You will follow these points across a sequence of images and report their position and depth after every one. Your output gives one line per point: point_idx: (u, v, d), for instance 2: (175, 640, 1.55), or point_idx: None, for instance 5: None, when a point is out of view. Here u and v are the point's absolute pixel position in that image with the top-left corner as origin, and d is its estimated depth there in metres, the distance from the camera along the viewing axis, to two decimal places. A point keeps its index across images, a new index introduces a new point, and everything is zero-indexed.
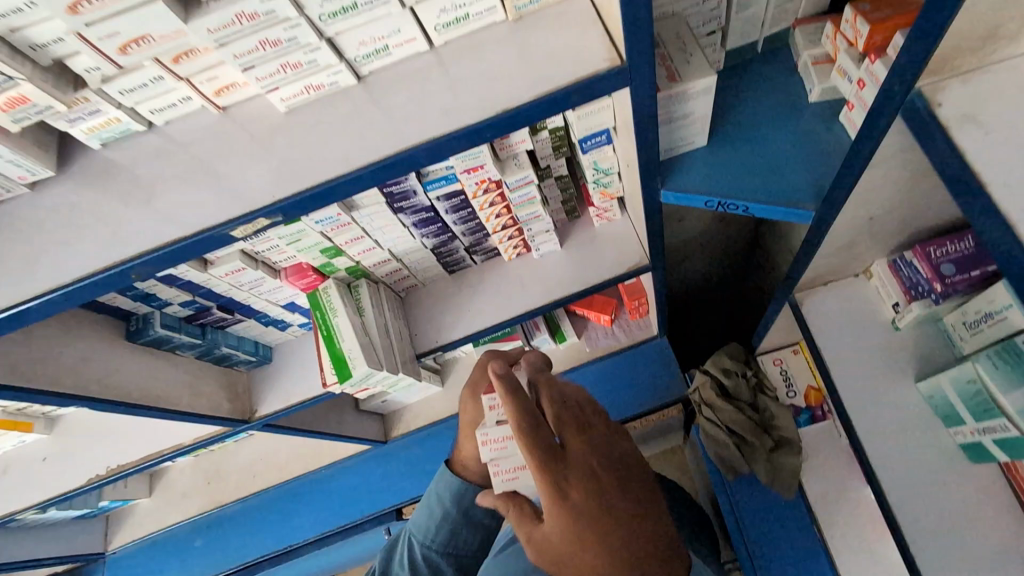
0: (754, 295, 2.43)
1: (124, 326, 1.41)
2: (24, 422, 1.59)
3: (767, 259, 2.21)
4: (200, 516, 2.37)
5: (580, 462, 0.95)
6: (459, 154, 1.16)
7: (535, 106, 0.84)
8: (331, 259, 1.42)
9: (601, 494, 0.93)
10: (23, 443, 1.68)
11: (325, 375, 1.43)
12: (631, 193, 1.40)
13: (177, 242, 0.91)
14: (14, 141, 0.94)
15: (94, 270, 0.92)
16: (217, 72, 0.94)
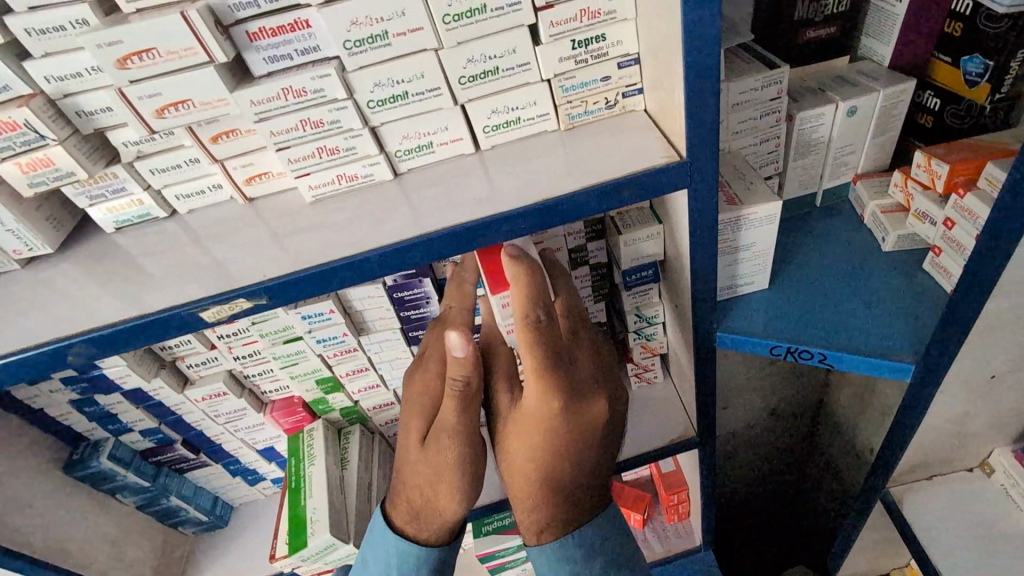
0: (809, 505, 2.05)
1: (68, 453, 1.16)
2: None
3: (830, 463, 1.88)
4: None
5: (581, 401, 0.88)
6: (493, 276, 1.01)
7: (586, 196, 0.74)
8: (326, 395, 1.20)
9: (585, 433, 0.90)
10: None
11: (275, 544, 1.14)
12: (684, 351, 1.20)
13: (132, 321, 0.73)
14: (23, 209, 0.81)
15: (21, 347, 0.74)
16: (255, 158, 0.83)
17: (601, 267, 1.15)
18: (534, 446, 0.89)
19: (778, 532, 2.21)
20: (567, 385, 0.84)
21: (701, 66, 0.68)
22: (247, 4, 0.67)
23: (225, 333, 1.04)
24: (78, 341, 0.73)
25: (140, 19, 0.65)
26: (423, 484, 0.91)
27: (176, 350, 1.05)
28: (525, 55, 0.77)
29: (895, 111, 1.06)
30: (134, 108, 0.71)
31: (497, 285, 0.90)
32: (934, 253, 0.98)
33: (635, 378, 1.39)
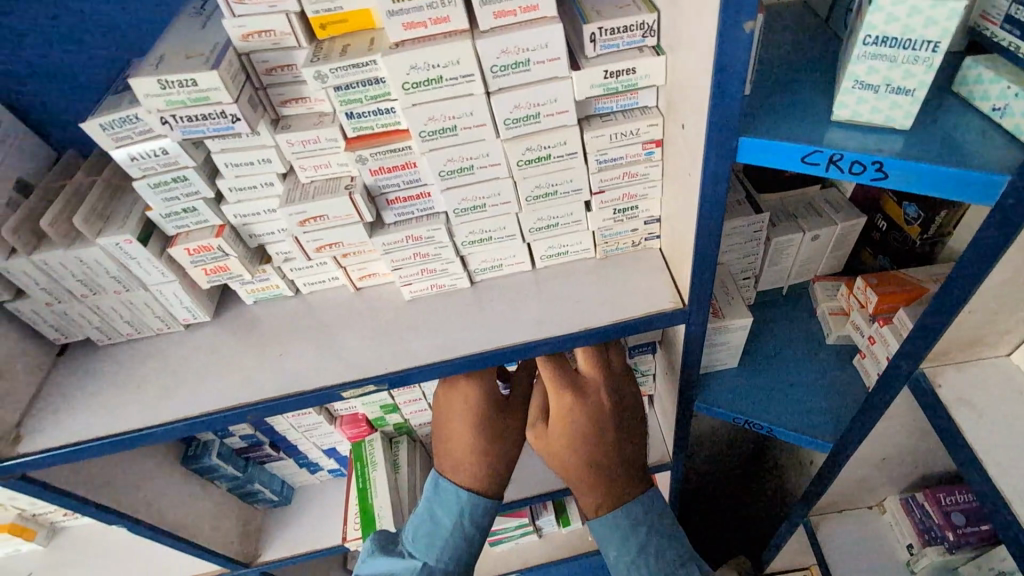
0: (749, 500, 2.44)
1: (182, 449, 1.44)
2: (31, 527, 1.60)
3: (772, 470, 2.27)
4: None
5: (592, 404, 1.11)
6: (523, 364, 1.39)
7: (615, 328, 1.02)
8: (386, 414, 1.50)
9: (599, 428, 1.10)
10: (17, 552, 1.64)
11: (348, 528, 1.45)
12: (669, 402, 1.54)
13: (288, 397, 1.00)
14: (197, 293, 1.08)
15: (204, 411, 1.00)
16: (370, 264, 1.10)
17: None
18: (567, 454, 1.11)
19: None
20: (573, 389, 1.12)
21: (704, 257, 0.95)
22: (392, 184, 0.95)
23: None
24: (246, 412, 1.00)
25: (317, 197, 0.93)
26: (490, 450, 1.18)
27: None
28: (579, 216, 1.05)
29: (851, 236, 1.36)
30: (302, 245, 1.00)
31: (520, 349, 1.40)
32: (861, 356, 1.31)
33: None
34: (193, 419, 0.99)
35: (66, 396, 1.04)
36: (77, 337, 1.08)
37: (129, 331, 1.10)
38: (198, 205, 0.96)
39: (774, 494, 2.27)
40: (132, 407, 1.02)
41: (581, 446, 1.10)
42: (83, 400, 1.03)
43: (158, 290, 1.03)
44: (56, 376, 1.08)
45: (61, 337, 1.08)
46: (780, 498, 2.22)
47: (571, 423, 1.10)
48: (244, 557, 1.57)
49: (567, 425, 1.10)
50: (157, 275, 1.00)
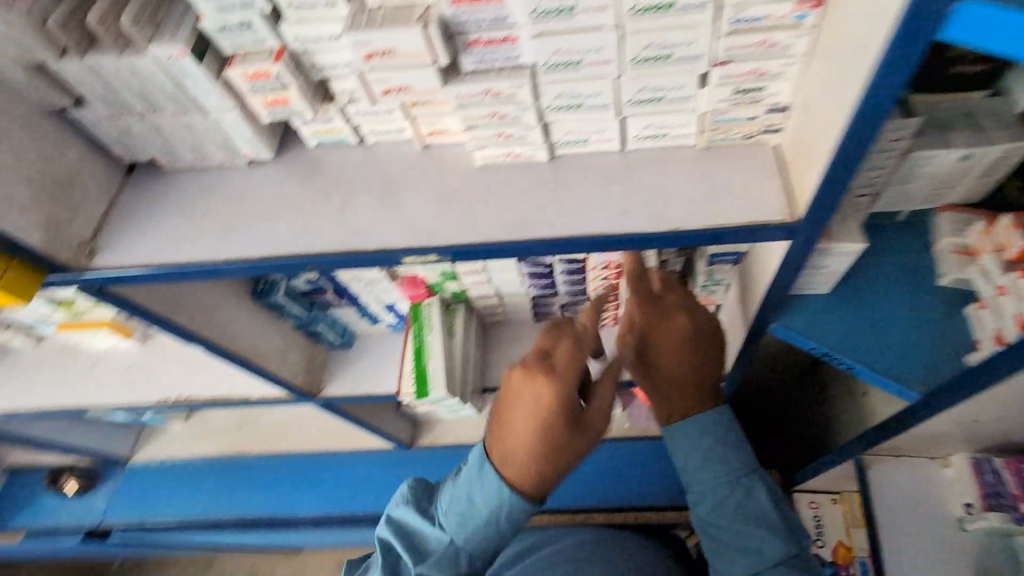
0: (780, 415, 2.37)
1: (250, 284, 1.48)
2: (126, 329, 1.82)
3: (818, 390, 2.15)
4: (229, 454, 2.52)
5: (676, 329, 1.10)
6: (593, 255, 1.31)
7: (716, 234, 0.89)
8: (445, 281, 1.47)
9: (681, 353, 1.10)
10: (117, 346, 1.89)
11: (401, 383, 1.49)
12: (737, 324, 1.44)
13: (355, 253, 0.96)
14: (257, 127, 1.01)
15: (267, 255, 0.97)
16: (440, 118, 0.99)
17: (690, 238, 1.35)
18: (664, 360, 1.11)
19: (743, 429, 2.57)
20: (660, 313, 1.11)
21: (842, 166, 0.77)
22: (473, 23, 0.79)
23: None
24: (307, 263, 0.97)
25: (388, 26, 0.79)
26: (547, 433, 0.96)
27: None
28: (690, 91, 0.87)
29: (1014, 160, 1.07)
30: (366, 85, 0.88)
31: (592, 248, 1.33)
32: (978, 305, 1.10)
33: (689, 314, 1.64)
34: (256, 261, 0.97)
35: (136, 218, 1.05)
36: (142, 157, 1.06)
37: (192, 160, 1.07)
38: (254, 21, 0.83)
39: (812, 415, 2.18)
40: (199, 239, 1.01)
41: (683, 349, 1.10)
42: (152, 225, 1.03)
43: (218, 117, 0.96)
44: (126, 196, 1.07)
45: (128, 156, 1.06)
46: (819, 420, 2.13)
47: (659, 345, 1.11)
48: (309, 388, 1.69)
49: (660, 335, 1.11)
50: (215, 98, 0.93)
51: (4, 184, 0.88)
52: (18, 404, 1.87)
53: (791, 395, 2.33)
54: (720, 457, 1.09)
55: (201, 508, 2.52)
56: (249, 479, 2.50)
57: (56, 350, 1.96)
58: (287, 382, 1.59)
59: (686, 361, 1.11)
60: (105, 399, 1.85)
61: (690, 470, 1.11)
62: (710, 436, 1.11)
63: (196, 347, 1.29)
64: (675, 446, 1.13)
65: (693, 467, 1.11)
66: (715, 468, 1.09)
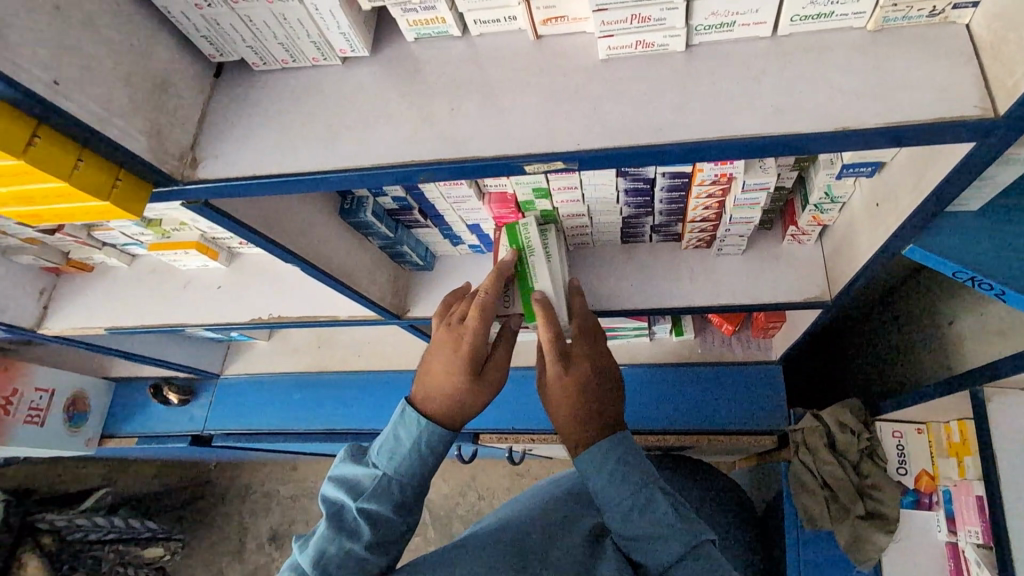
0: (852, 351, 2.25)
1: (339, 202, 1.43)
2: (212, 249, 1.85)
3: (898, 320, 2.03)
4: (311, 372, 2.68)
5: (573, 367, 1.11)
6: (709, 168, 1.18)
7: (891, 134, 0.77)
8: (536, 200, 1.39)
9: (577, 390, 1.08)
10: (206, 267, 1.94)
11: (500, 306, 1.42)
12: (851, 247, 1.31)
13: (470, 160, 0.89)
14: (354, 17, 0.92)
15: (376, 165, 0.91)
16: (560, 2, 0.87)
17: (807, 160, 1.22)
18: (561, 382, 1.09)
19: (812, 372, 2.45)
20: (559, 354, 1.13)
21: None
22: None
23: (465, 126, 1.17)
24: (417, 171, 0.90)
25: None
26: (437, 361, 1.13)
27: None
28: None
29: None
30: None
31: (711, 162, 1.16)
32: None
33: (789, 237, 1.50)
34: (364, 171, 0.91)
35: (233, 126, 0.99)
36: (231, 57, 1.00)
37: (284, 60, 1.00)
38: None
39: (891, 347, 2.05)
40: (302, 149, 0.96)
41: (576, 370, 1.10)
42: (250, 133, 0.98)
43: (315, 6, 0.88)
44: (218, 101, 1.02)
45: (217, 55, 1.00)
46: (902, 352, 1.99)
47: (560, 385, 1.10)
48: (395, 309, 1.68)
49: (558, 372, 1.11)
50: None
51: (105, 86, 0.84)
52: (122, 320, 1.98)
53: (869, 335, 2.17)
54: (623, 473, 0.99)
55: (288, 420, 2.69)
56: (331, 395, 2.64)
57: (148, 268, 2.03)
58: (375, 301, 1.57)
59: (574, 397, 1.08)
60: (200, 316, 1.93)
61: (599, 490, 0.99)
62: (615, 453, 1.01)
63: (294, 264, 1.28)
64: (587, 476, 1.02)
65: (603, 485, 0.99)
66: (613, 480, 0.98)
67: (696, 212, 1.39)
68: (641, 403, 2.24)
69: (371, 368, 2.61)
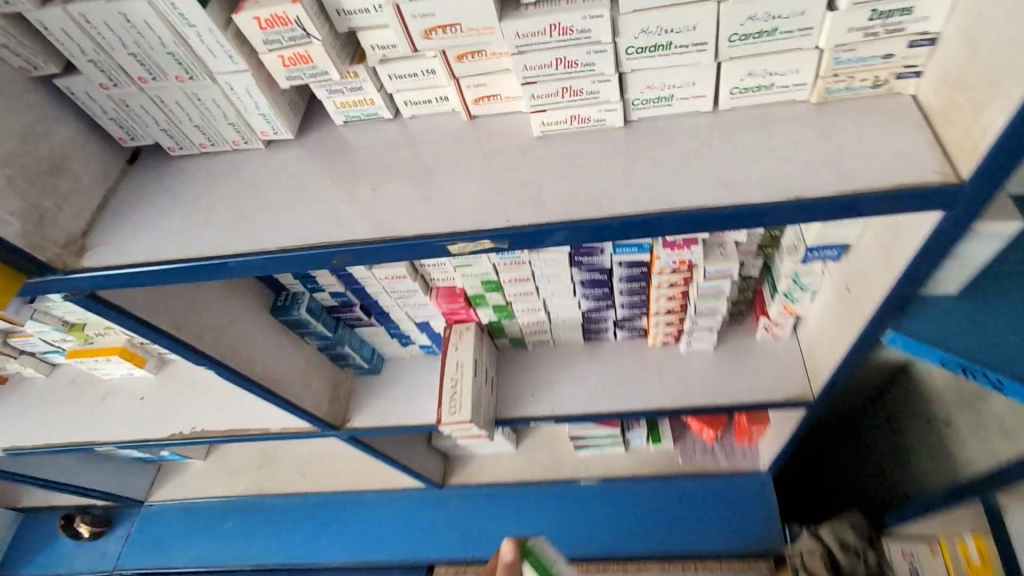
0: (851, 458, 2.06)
1: (271, 299, 1.31)
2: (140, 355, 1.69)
3: (892, 424, 1.86)
4: (254, 494, 2.42)
5: None
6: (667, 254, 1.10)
7: (850, 202, 0.70)
8: (487, 293, 1.30)
9: None
10: (131, 375, 1.76)
11: (440, 411, 1.31)
12: (830, 337, 1.21)
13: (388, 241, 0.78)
14: (275, 96, 0.86)
15: (279, 247, 0.80)
16: (492, 80, 0.83)
17: (769, 246, 1.17)
18: None
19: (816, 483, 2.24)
20: None
21: None
22: None
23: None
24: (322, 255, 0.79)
25: None
26: None
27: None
28: (811, 19, 0.70)
29: None
30: (408, 25, 0.74)
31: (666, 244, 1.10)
32: None
33: (762, 328, 1.40)
34: (265, 255, 0.80)
35: (134, 209, 0.89)
36: (144, 141, 0.92)
37: (201, 143, 0.92)
38: None
39: (889, 453, 1.88)
40: (205, 232, 0.85)
41: None
42: (151, 217, 0.88)
43: (229, 84, 0.81)
44: (124, 187, 0.93)
45: (128, 138, 0.91)
46: (903, 460, 1.81)
47: None
48: (333, 419, 1.50)
49: None
50: (225, 58, 0.78)
51: None
52: (22, 438, 1.73)
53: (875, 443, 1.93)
54: None
55: (222, 554, 2.39)
56: (270, 522, 2.38)
57: (69, 377, 1.84)
58: (308, 411, 1.40)
59: None
60: (115, 433, 1.70)
61: None
62: None
63: (207, 368, 1.12)
64: None
65: None
66: None
67: (659, 304, 1.30)
68: (618, 521, 2.00)
69: (319, 489, 2.36)
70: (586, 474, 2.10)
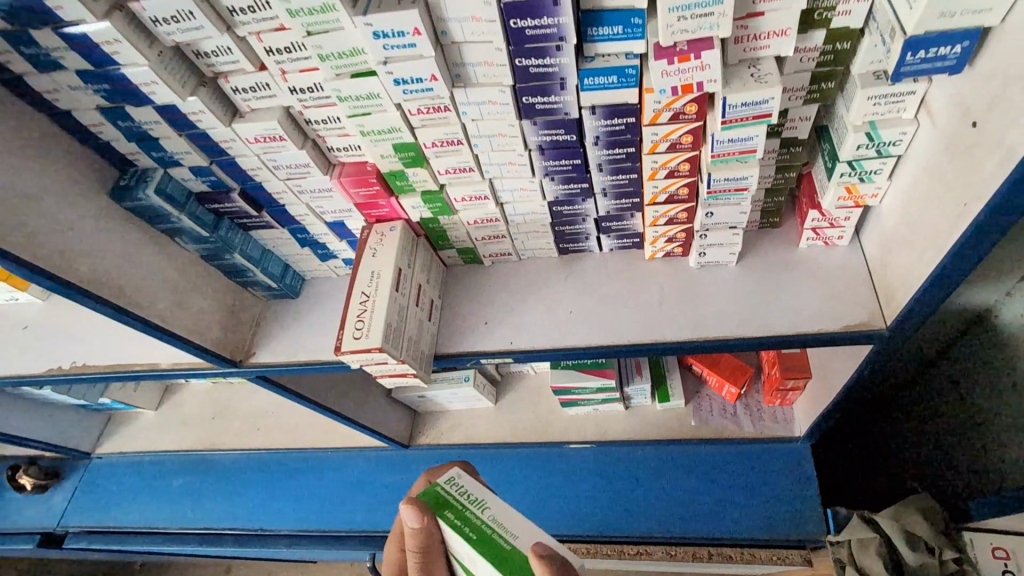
0: (895, 430, 1.58)
1: (114, 177, 0.93)
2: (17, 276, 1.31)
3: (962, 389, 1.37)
4: (204, 449, 2.14)
5: None
6: (662, 67, 0.69)
7: None
8: (405, 168, 0.90)
9: None
10: (16, 301, 1.40)
11: (342, 335, 0.93)
12: (923, 225, 0.78)
13: None
14: None
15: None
16: None
17: (832, 72, 0.73)
18: None
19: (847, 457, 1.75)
20: None
21: None
22: None
23: (238, 8, 0.68)
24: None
25: None
26: None
27: (177, 37, 0.70)
28: None
29: None
30: None
31: (661, 54, 0.69)
32: None
33: (806, 234, 0.98)
34: None
35: None
36: None
37: None
38: None
39: (961, 431, 1.38)
40: None
41: None
42: None
43: None
44: None
45: None
46: (977, 436, 1.34)
47: None
48: (228, 352, 1.15)
49: None
50: None
51: None
52: None
53: (962, 436, 1.38)
54: None
55: (167, 515, 2.11)
56: (219, 480, 2.10)
57: None
58: (183, 337, 1.04)
59: None
60: None
61: None
62: None
63: None
64: None
65: None
66: None
67: (655, 183, 0.89)
68: (614, 494, 1.63)
69: (272, 445, 2.07)
70: (576, 436, 1.72)
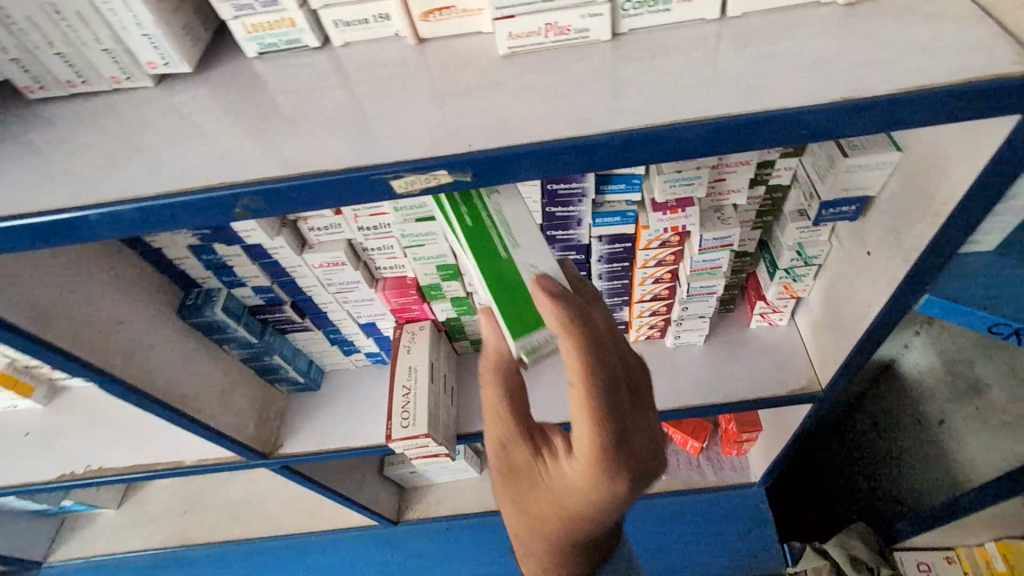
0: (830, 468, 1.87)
1: (179, 297, 1.05)
2: (26, 384, 1.32)
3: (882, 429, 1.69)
4: (176, 546, 2.07)
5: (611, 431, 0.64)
6: (657, 215, 0.94)
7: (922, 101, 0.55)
8: (443, 282, 1.09)
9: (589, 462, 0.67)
10: (14, 409, 1.39)
11: (389, 425, 1.09)
12: (840, 317, 1.06)
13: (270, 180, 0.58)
14: (163, 11, 0.64)
15: (139, 179, 0.61)
16: None
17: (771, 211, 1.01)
18: (564, 471, 0.69)
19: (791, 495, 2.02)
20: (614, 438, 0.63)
21: None
22: None
23: None
24: (210, 203, 0.59)
25: None
26: None
27: None
28: None
29: None
30: None
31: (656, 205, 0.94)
32: None
33: (756, 318, 1.25)
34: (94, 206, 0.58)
35: None
36: None
37: (68, 81, 0.68)
38: None
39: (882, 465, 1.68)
40: (63, 183, 0.61)
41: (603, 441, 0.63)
42: None
43: None
44: None
45: None
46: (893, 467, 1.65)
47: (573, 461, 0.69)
48: (259, 445, 1.24)
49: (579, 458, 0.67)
50: None
51: None
52: None
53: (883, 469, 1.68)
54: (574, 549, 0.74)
55: None
56: None
57: None
58: (226, 435, 1.13)
59: (588, 489, 0.68)
60: None
61: None
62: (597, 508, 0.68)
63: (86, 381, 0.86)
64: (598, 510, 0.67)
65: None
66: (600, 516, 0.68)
67: (643, 288, 1.12)
68: None
69: (253, 534, 2.04)
70: None
